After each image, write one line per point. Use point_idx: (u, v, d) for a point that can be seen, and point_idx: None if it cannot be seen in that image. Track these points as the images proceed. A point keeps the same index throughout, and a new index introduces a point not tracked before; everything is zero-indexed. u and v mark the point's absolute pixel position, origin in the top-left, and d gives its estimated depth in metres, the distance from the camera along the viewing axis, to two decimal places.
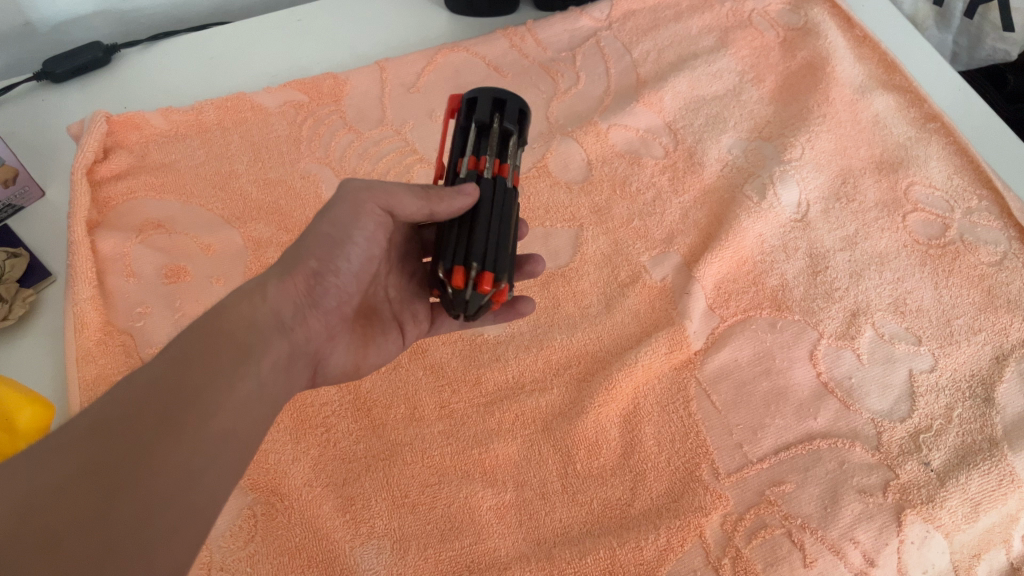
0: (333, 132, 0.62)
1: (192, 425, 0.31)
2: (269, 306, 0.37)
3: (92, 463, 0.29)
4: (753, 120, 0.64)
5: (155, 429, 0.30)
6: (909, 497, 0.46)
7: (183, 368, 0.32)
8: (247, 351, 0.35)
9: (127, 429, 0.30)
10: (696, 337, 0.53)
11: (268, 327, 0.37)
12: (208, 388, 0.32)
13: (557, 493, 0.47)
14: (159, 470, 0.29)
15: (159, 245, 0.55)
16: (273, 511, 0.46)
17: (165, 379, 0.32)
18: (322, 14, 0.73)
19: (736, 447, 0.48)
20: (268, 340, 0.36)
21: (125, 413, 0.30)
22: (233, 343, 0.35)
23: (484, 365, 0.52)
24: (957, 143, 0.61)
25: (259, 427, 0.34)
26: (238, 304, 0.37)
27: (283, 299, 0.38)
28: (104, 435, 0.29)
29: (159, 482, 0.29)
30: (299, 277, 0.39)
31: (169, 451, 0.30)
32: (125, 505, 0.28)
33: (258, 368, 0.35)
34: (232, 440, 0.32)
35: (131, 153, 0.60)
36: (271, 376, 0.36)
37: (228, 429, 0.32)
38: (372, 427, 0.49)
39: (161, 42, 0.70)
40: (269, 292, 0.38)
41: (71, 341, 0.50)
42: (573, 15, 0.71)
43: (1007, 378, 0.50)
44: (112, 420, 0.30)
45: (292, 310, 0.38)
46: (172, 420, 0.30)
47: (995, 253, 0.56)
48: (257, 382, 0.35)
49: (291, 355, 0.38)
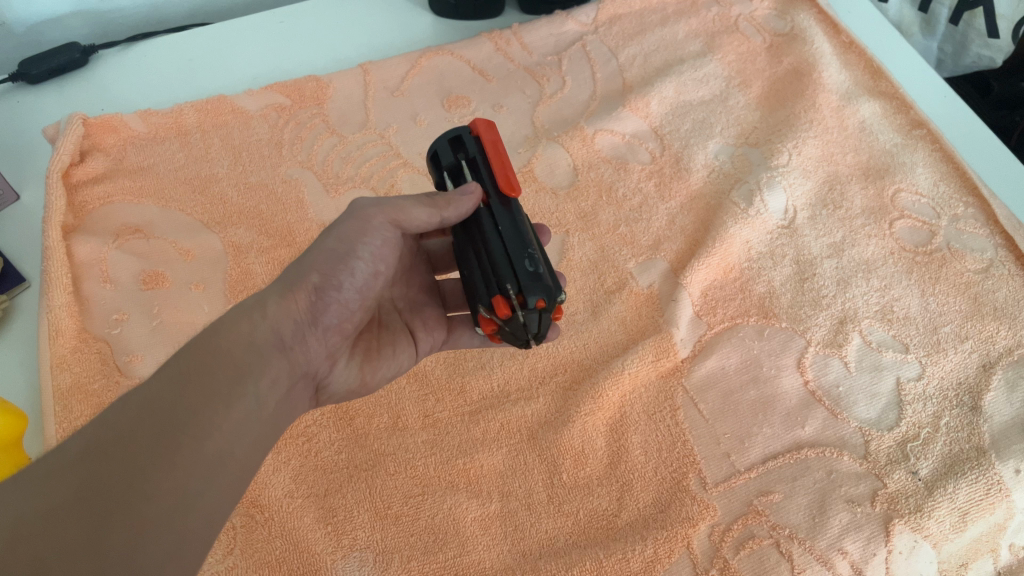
0: (315, 135, 0.61)
1: (188, 448, 0.30)
2: (269, 323, 0.37)
3: (85, 487, 0.27)
4: (739, 126, 0.64)
5: (150, 451, 0.29)
6: (898, 506, 0.45)
7: (179, 387, 0.31)
8: (246, 370, 0.34)
9: (121, 451, 0.28)
10: (683, 345, 0.52)
11: (267, 348, 0.36)
12: (205, 409, 0.31)
13: (543, 503, 0.46)
14: (152, 495, 0.28)
15: (137, 250, 0.54)
16: (252, 523, 0.45)
17: (160, 399, 0.31)
18: (304, 15, 0.72)
19: (724, 456, 0.47)
20: (267, 360, 0.35)
21: (119, 435, 0.29)
22: (230, 362, 0.34)
23: (468, 373, 0.51)
24: (943, 150, 0.61)
25: (255, 448, 0.33)
26: (236, 322, 0.36)
27: (284, 316, 0.37)
28: (96, 457, 0.28)
29: (151, 508, 0.28)
30: (301, 293, 0.38)
31: (164, 476, 0.29)
32: (117, 532, 0.27)
33: (257, 388, 0.34)
34: (228, 462, 0.31)
35: (108, 156, 0.59)
36: (270, 396, 0.35)
37: (224, 450, 0.31)
38: (355, 436, 0.48)
39: (139, 43, 0.69)
40: (267, 308, 0.37)
41: (45, 349, 0.48)
42: (559, 19, 0.70)
43: (994, 386, 0.50)
44: (104, 442, 0.29)
45: (292, 329, 0.38)
46: (168, 443, 0.29)
47: (981, 261, 0.55)
48: (255, 402, 0.34)
49: (289, 375, 0.37)
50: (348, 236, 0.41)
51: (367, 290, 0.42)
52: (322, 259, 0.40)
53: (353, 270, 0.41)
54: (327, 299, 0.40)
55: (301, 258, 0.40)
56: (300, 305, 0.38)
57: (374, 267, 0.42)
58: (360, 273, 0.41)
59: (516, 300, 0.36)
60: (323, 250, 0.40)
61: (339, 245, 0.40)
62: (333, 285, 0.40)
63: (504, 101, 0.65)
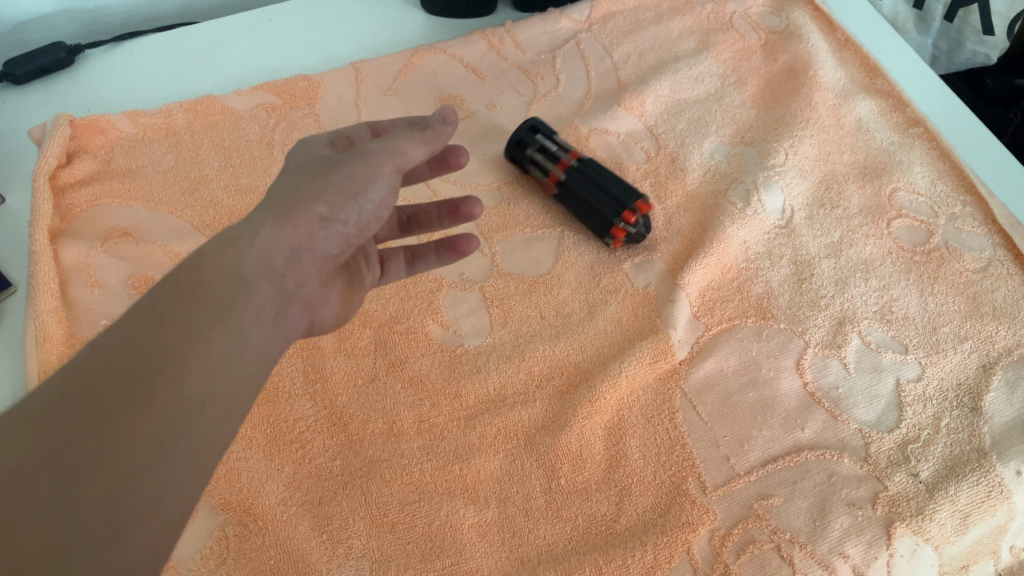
0: (307, 135, 0.61)
1: (163, 390, 0.28)
2: (257, 253, 0.34)
3: (53, 440, 0.27)
4: (735, 125, 0.64)
5: (121, 397, 0.28)
6: (899, 509, 0.44)
7: (153, 328, 0.30)
8: (231, 302, 0.32)
9: (90, 400, 0.27)
10: (680, 346, 0.52)
11: (255, 276, 0.33)
12: (180, 348, 0.29)
13: (541, 510, 0.45)
14: (127, 442, 0.27)
15: (126, 254, 0.53)
16: (245, 532, 0.44)
17: (130, 341, 0.29)
18: (295, 14, 0.71)
19: (723, 460, 0.47)
20: (253, 288, 0.33)
21: (88, 382, 0.28)
22: (210, 293, 0.31)
23: (464, 377, 0.50)
24: (940, 148, 0.61)
25: (241, 386, 0.31)
26: (222, 250, 0.33)
27: (277, 244, 0.34)
28: (64, 407, 0.27)
29: (127, 456, 0.27)
30: (301, 221, 0.35)
31: (139, 421, 0.27)
32: (89, 484, 0.26)
33: (241, 321, 0.32)
34: (209, 403, 0.30)
35: (96, 157, 0.58)
36: (256, 328, 0.33)
37: (204, 391, 0.29)
38: (349, 442, 0.47)
39: (126, 42, 0.68)
40: (258, 237, 0.34)
41: (32, 356, 0.47)
42: (552, 17, 0.70)
43: (995, 387, 0.49)
44: (73, 390, 0.28)
45: (285, 257, 0.35)
46: (140, 386, 0.28)
47: (979, 260, 0.55)
48: (238, 337, 0.32)
49: (277, 303, 0.35)
50: (362, 176, 0.37)
51: (369, 228, 0.39)
52: (332, 189, 0.36)
53: (362, 210, 0.37)
54: (330, 233, 0.36)
55: (302, 186, 0.36)
56: (298, 232, 0.35)
57: (379, 214, 0.38)
58: (367, 213, 0.38)
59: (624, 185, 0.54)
60: (332, 179, 0.37)
61: (348, 180, 0.37)
62: (338, 219, 0.36)
63: (497, 101, 0.64)
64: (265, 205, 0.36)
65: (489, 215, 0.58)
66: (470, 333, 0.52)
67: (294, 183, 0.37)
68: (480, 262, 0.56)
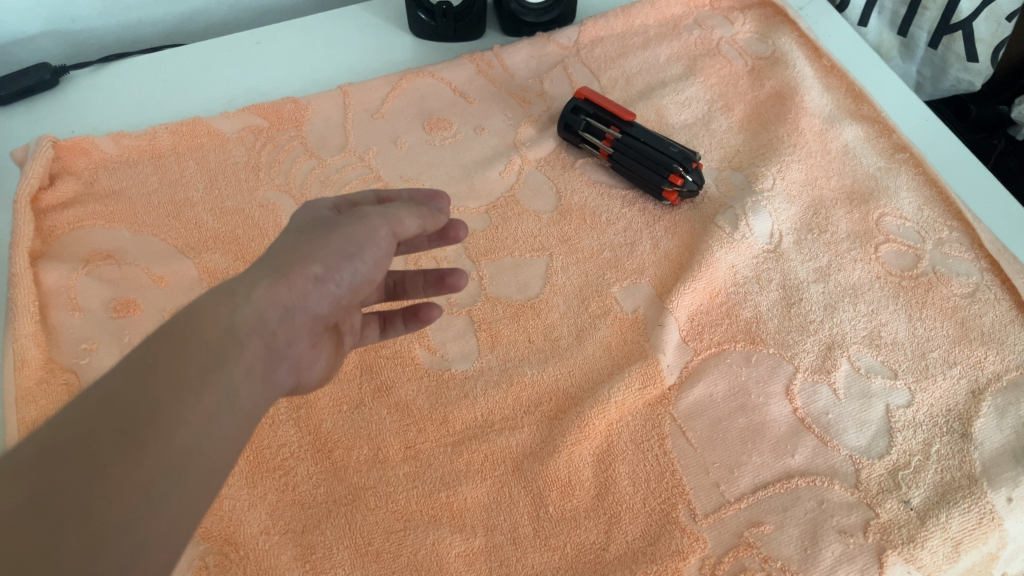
0: (294, 158, 0.60)
1: (154, 446, 0.28)
2: (253, 308, 0.33)
3: (39, 488, 0.26)
4: (723, 149, 0.64)
5: (111, 450, 0.27)
6: (890, 536, 0.44)
7: (144, 379, 0.29)
8: (221, 358, 0.31)
9: (79, 451, 0.27)
10: (670, 371, 0.51)
11: (246, 332, 0.33)
12: (172, 403, 0.29)
13: (529, 538, 0.44)
14: (113, 496, 0.27)
15: (107, 277, 0.53)
16: (227, 562, 0.43)
17: (122, 393, 0.29)
18: (283, 36, 0.71)
19: (713, 486, 0.46)
20: (244, 343, 0.33)
21: (76, 434, 0.27)
22: (203, 348, 0.31)
23: (452, 402, 0.49)
24: (927, 173, 0.61)
25: (228, 441, 0.31)
26: (216, 305, 0.32)
27: (270, 301, 0.34)
28: (52, 459, 0.27)
29: (113, 510, 0.27)
30: (295, 279, 0.35)
31: (127, 475, 0.27)
32: (74, 536, 0.26)
33: (230, 378, 0.32)
34: (196, 458, 0.29)
35: (79, 179, 0.58)
36: (244, 385, 0.32)
37: (192, 447, 0.29)
38: (334, 469, 0.47)
39: (112, 64, 0.68)
40: (253, 292, 0.34)
41: (10, 380, 0.47)
42: (540, 41, 0.70)
43: (985, 413, 0.49)
44: (61, 441, 0.27)
45: (279, 314, 0.35)
46: (130, 439, 0.28)
47: (967, 285, 0.55)
48: (228, 392, 0.31)
49: (267, 358, 0.34)
50: (359, 238, 0.38)
51: (361, 291, 0.39)
52: (329, 250, 0.36)
53: (356, 270, 0.38)
54: (322, 293, 0.37)
55: (300, 244, 0.36)
56: (293, 290, 0.35)
57: (372, 276, 0.39)
58: (360, 274, 0.38)
59: (677, 182, 0.57)
60: (331, 241, 0.37)
61: (347, 243, 0.37)
62: (332, 280, 0.37)
63: (485, 124, 0.64)
64: (261, 262, 0.36)
65: (477, 238, 0.58)
66: (456, 358, 0.52)
67: (291, 242, 0.37)
68: (468, 286, 0.55)
